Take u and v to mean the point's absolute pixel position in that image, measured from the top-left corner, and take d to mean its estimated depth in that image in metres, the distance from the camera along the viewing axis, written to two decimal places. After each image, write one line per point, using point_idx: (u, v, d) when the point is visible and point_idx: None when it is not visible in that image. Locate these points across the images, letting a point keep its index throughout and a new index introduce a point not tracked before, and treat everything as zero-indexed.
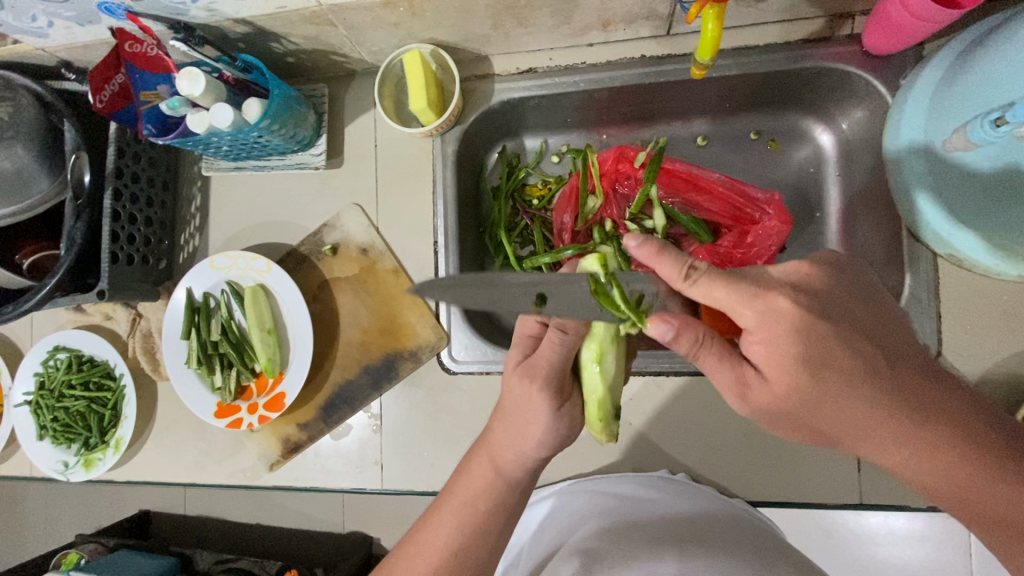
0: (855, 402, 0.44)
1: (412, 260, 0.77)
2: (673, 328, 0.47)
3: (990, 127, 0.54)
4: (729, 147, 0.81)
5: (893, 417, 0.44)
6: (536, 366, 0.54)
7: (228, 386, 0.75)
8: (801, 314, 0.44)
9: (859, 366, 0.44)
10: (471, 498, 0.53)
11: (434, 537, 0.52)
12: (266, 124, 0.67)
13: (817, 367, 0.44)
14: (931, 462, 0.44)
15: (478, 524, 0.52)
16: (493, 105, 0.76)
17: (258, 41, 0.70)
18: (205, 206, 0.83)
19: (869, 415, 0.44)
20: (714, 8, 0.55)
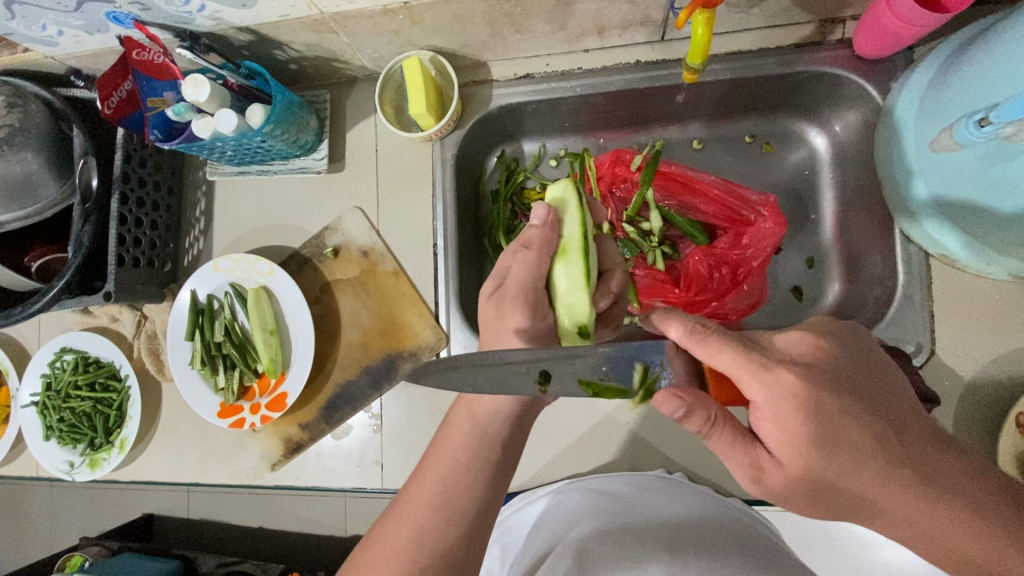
0: (867, 463, 0.44)
1: (411, 262, 0.78)
2: (685, 405, 0.46)
3: (975, 127, 0.51)
4: (725, 151, 0.82)
5: (907, 486, 0.44)
6: (506, 294, 0.56)
7: (231, 387, 0.77)
8: (806, 391, 0.44)
9: (872, 445, 0.44)
10: (458, 449, 0.54)
11: (424, 496, 0.52)
12: (269, 129, 0.69)
13: (827, 444, 0.44)
14: (938, 525, 0.44)
15: (467, 480, 0.53)
16: (491, 110, 0.77)
17: (261, 48, 0.71)
18: (209, 210, 0.84)
19: (880, 485, 0.44)
20: (704, 14, 0.57)
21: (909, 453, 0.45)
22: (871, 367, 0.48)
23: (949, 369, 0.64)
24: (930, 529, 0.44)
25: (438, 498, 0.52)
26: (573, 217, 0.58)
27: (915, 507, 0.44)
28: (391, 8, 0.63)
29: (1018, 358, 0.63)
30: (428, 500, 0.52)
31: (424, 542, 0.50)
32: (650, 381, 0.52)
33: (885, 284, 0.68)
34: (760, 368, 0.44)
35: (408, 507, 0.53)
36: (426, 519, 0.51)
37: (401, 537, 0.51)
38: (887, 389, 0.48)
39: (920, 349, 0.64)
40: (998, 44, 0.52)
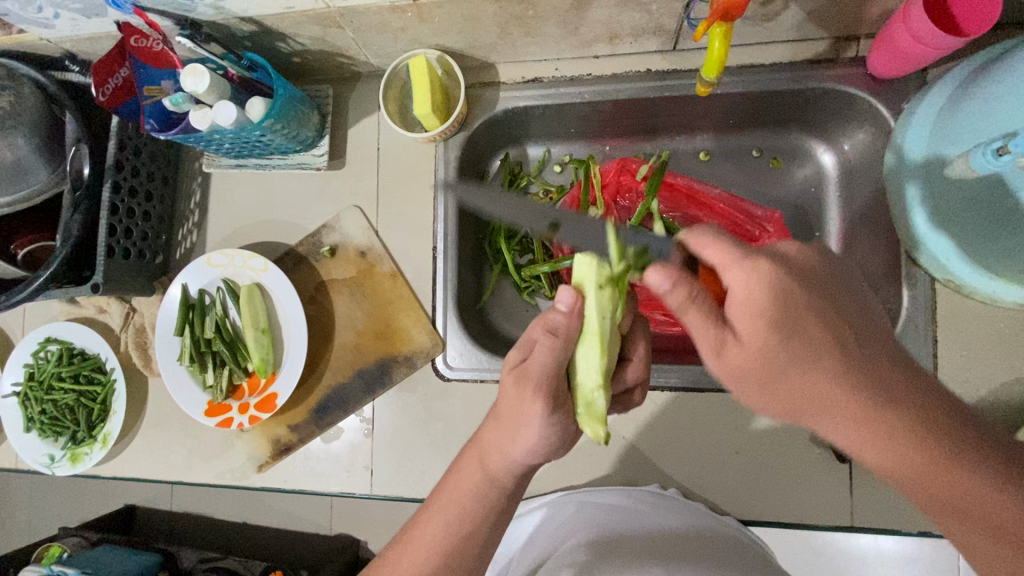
0: (824, 369, 0.43)
1: (411, 264, 0.77)
2: (672, 278, 0.43)
3: (992, 155, 0.50)
4: (731, 165, 0.81)
5: (860, 397, 0.42)
6: (528, 373, 0.52)
7: (220, 384, 0.75)
8: (780, 276, 0.43)
9: (835, 347, 0.43)
10: (466, 498, 0.53)
11: (429, 534, 0.53)
12: (268, 124, 0.67)
13: (789, 333, 0.43)
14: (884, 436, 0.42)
15: (465, 522, 0.53)
16: (497, 112, 0.76)
17: (264, 40, 0.70)
18: (204, 203, 0.82)
19: (834, 388, 0.43)
20: (721, 27, 0.54)
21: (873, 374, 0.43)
22: (849, 279, 0.48)
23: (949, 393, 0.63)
24: (880, 445, 0.43)
25: (439, 533, 0.53)
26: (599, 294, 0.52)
27: (864, 425, 0.42)
28: (399, 5, 0.62)
29: (1019, 386, 0.62)
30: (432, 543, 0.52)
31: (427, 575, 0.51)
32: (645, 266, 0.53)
33: (889, 306, 0.67)
34: (742, 256, 0.44)
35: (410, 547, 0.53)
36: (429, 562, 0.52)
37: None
38: (866, 310, 0.46)
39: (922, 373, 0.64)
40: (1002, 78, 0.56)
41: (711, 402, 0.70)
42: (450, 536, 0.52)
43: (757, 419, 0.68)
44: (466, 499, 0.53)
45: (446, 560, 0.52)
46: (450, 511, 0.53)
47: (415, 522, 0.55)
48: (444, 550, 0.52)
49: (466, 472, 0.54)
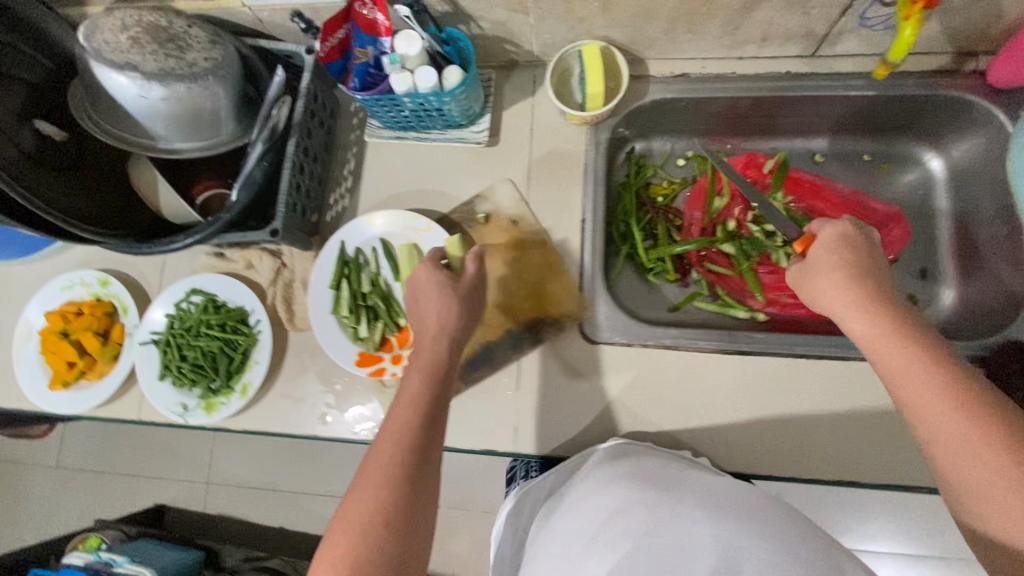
0: (868, 321, 0.57)
1: (559, 234, 0.81)
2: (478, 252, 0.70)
3: None
4: (842, 167, 0.90)
5: (948, 393, 0.51)
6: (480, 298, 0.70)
7: (373, 337, 0.78)
8: (850, 243, 0.63)
9: (895, 322, 0.56)
10: (400, 436, 0.58)
11: (375, 465, 0.56)
12: (459, 91, 0.73)
13: (862, 287, 0.59)
14: (928, 409, 0.51)
15: (400, 448, 0.57)
16: (645, 103, 0.84)
17: (451, 21, 0.77)
18: (358, 170, 0.87)
19: (892, 344, 0.55)
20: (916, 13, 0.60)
21: (966, 385, 0.51)
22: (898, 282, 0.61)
23: None
24: (925, 416, 0.51)
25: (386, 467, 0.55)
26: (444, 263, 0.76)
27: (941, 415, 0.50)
28: None
29: None
30: (373, 478, 0.55)
31: (361, 523, 0.53)
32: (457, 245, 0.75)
33: (1013, 291, 0.74)
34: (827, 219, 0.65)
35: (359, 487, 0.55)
36: (382, 500, 0.54)
37: (365, 499, 0.54)
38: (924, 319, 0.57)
39: None
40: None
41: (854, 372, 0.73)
42: (391, 473, 0.55)
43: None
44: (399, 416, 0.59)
45: (395, 494, 0.54)
46: (410, 447, 0.57)
47: (370, 453, 0.57)
48: (395, 483, 0.55)
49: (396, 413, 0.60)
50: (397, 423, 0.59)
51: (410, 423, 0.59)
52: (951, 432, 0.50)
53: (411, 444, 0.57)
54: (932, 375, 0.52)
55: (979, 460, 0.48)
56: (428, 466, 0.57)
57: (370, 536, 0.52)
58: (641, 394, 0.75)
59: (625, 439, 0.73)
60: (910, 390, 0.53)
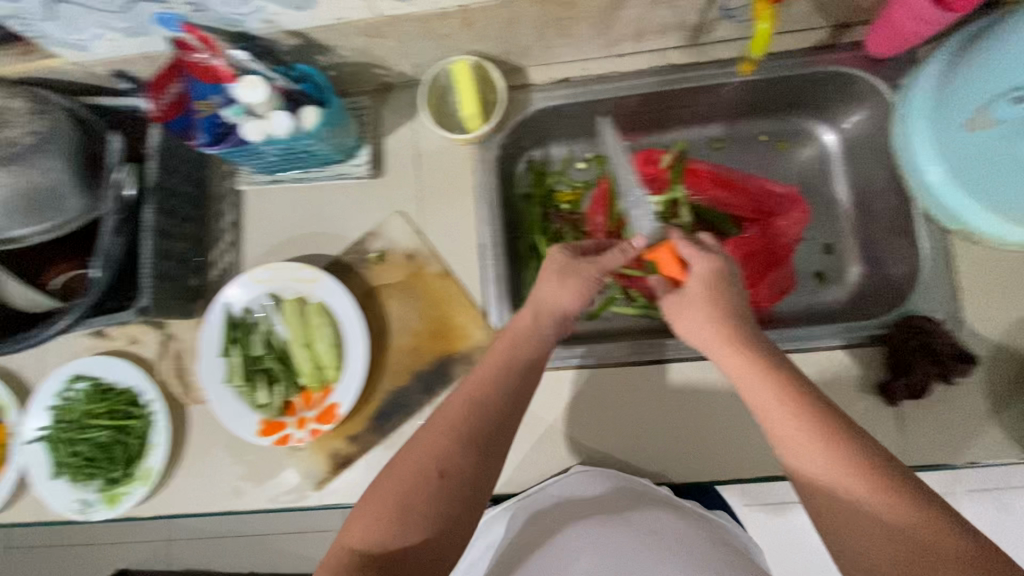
0: (721, 333, 0.58)
1: (458, 263, 0.77)
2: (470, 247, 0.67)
3: None
4: (743, 150, 0.88)
5: (803, 417, 0.50)
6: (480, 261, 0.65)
7: (274, 402, 0.74)
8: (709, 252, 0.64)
9: (744, 334, 0.57)
10: (458, 428, 0.55)
11: (411, 461, 0.53)
12: (321, 133, 0.68)
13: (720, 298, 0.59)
14: (786, 418, 0.50)
15: (450, 446, 0.54)
16: (531, 113, 0.80)
17: (305, 54, 0.71)
18: (238, 222, 0.81)
19: (745, 355, 0.55)
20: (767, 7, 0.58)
21: (821, 410, 0.50)
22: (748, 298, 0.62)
23: (978, 332, 0.70)
24: (779, 424, 0.51)
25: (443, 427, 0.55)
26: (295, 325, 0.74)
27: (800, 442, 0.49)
28: (448, 10, 0.65)
29: None
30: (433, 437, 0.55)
31: (411, 477, 0.52)
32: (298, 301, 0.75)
33: (905, 263, 0.75)
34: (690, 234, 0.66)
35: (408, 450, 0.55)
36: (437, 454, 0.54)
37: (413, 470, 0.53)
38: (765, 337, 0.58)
39: (946, 318, 0.70)
40: (1017, 34, 0.60)
41: None
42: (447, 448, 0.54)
43: (812, 375, 0.72)
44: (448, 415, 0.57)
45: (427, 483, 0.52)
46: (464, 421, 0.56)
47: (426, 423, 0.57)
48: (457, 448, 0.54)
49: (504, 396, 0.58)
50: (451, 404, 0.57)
51: (495, 400, 0.58)
52: (804, 439, 0.49)
53: (469, 423, 0.56)
54: (785, 404, 0.51)
55: (832, 463, 0.47)
56: (498, 448, 0.56)
57: (422, 490, 0.52)
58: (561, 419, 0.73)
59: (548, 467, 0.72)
60: (764, 401, 0.52)
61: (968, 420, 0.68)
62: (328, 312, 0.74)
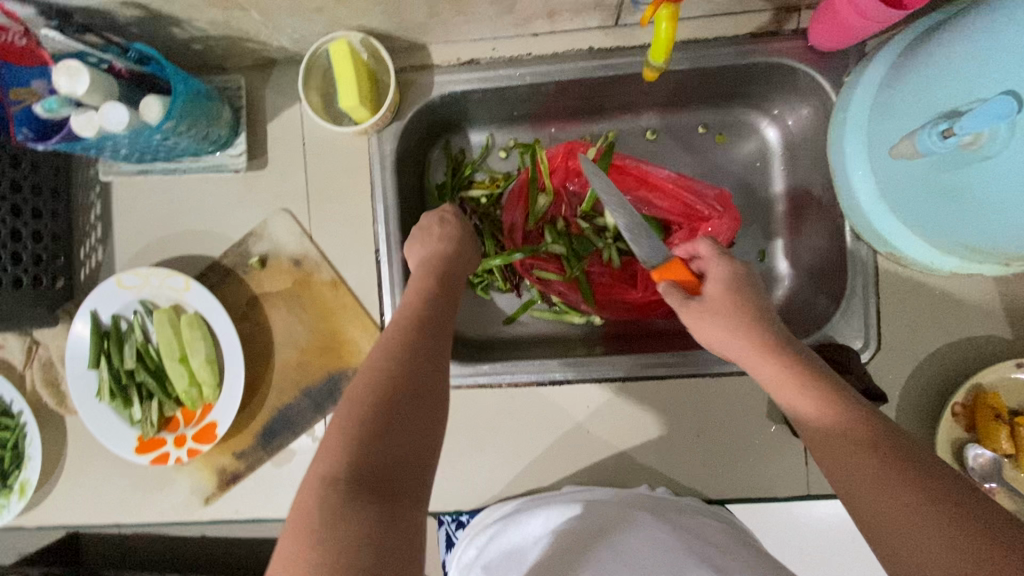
0: (746, 343, 0.53)
1: (352, 269, 0.70)
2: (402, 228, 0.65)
3: (938, 137, 0.49)
4: (678, 142, 0.79)
5: (840, 427, 0.44)
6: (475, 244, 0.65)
7: (150, 418, 0.68)
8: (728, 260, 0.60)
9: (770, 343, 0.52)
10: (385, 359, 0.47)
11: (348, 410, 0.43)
12: (171, 126, 0.58)
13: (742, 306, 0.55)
14: (829, 430, 0.45)
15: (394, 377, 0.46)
16: (433, 99, 0.70)
17: (156, 26, 0.60)
18: (107, 215, 0.72)
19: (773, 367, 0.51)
20: (667, 8, 0.49)
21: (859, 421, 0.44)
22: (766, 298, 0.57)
23: (895, 362, 0.66)
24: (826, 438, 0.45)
25: (342, 430, 0.42)
26: (166, 337, 0.67)
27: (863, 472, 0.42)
28: None
29: (952, 350, 0.66)
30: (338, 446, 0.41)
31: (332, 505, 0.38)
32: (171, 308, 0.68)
33: (836, 281, 0.70)
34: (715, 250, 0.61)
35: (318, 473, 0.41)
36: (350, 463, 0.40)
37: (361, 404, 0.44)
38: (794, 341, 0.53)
39: (865, 345, 0.66)
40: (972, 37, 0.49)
41: (673, 387, 0.69)
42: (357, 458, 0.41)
43: (723, 398, 0.69)
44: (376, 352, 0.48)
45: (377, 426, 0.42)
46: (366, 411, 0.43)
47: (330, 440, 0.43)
48: (365, 447, 0.41)
49: (423, 378, 0.47)
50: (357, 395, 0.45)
51: (413, 352, 0.48)
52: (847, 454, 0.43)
53: (392, 377, 0.46)
54: (829, 417, 0.45)
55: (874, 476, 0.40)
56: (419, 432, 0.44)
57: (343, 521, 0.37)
58: (460, 438, 0.70)
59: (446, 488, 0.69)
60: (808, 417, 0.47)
61: None
62: (204, 324, 0.67)
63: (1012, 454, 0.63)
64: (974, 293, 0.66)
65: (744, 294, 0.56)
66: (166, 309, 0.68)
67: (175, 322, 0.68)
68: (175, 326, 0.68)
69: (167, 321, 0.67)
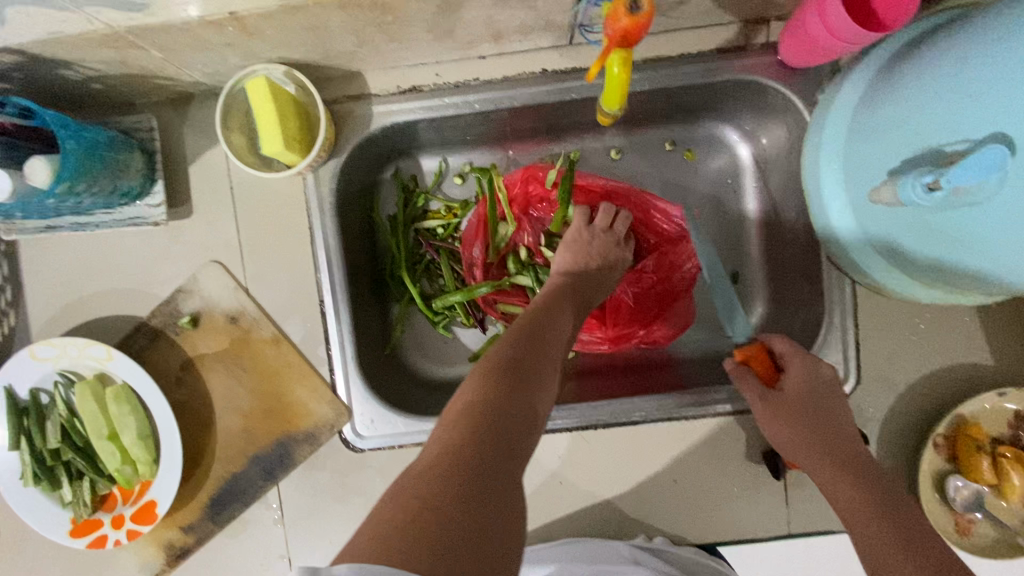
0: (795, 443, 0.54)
1: (295, 323, 0.64)
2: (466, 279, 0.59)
3: (923, 191, 0.43)
4: (645, 160, 0.74)
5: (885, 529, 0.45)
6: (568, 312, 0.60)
7: (82, 499, 0.62)
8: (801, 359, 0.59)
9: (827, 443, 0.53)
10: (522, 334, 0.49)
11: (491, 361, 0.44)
12: (65, 189, 0.51)
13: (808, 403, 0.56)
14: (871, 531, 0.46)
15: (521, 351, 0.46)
16: (372, 131, 0.64)
17: (40, 70, 0.52)
18: (15, 276, 0.65)
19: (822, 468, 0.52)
20: (619, 52, 0.46)
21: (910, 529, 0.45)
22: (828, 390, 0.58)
23: (876, 394, 0.63)
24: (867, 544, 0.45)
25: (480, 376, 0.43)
26: (91, 412, 0.61)
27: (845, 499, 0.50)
28: (213, 19, 0.47)
29: (934, 379, 0.63)
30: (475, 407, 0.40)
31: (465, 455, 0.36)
32: (95, 379, 0.62)
33: (812, 309, 0.66)
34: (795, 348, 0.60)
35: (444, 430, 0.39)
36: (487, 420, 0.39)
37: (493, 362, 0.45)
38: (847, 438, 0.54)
39: (847, 379, 0.62)
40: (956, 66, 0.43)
41: (647, 431, 0.65)
42: (490, 409, 0.40)
43: (700, 440, 0.65)
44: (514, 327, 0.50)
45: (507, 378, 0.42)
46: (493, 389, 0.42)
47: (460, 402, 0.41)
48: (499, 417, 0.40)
49: (544, 372, 0.47)
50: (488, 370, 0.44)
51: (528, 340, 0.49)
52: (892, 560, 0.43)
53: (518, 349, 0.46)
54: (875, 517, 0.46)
55: None
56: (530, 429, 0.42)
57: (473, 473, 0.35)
58: None
59: None
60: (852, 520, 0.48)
61: None
62: (134, 395, 0.61)
63: (995, 484, 0.61)
64: (955, 319, 0.63)
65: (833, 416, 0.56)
66: (89, 381, 0.61)
67: (100, 396, 0.61)
68: (101, 400, 0.61)
69: (91, 394, 0.61)
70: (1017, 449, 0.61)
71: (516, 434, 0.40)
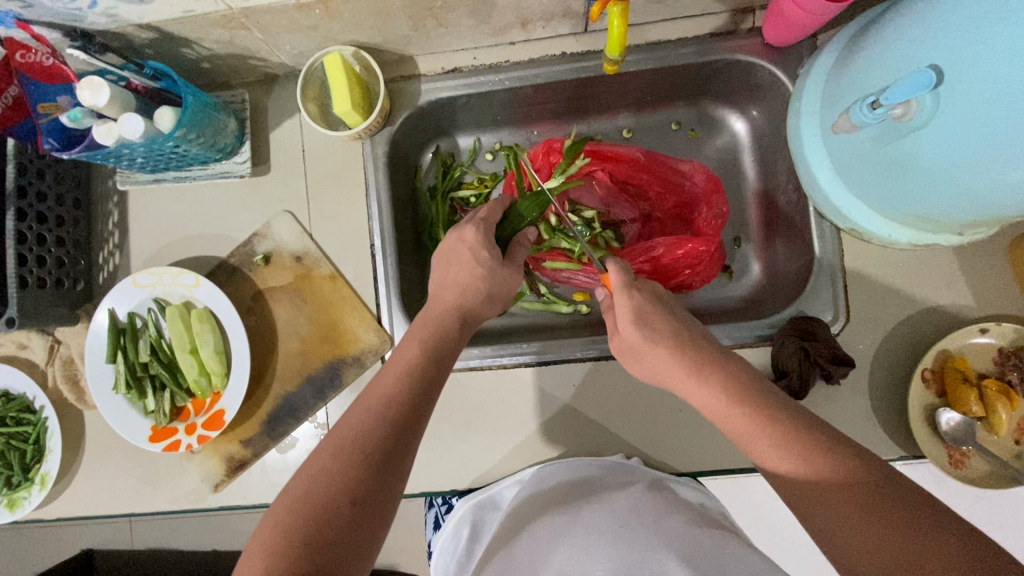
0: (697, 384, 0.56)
1: (349, 263, 0.75)
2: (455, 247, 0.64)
3: (868, 110, 0.52)
4: (654, 139, 0.85)
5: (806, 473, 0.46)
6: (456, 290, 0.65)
7: (162, 408, 0.72)
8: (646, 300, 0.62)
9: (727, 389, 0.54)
10: (347, 445, 0.51)
11: (296, 501, 0.47)
12: (182, 134, 0.65)
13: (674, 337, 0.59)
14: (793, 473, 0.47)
15: (352, 472, 0.49)
16: (420, 104, 0.77)
17: (167, 47, 0.67)
18: (124, 222, 0.78)
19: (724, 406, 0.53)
20: (617, 7, 0.58)
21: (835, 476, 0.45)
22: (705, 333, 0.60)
23: (864, 332, 0.69)
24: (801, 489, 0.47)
25: (283, 532, 0.45)
26: (178, 332, 0.72)
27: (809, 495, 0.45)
28: (305, 2, 0.61)
29: (917, 319, 0.69)
30: (322, 464, 0.49)
31: (299, 526, 0.45)
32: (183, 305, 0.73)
33: (802, 259, 0.74)
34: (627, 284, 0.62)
35: (294, 482, 0.49)
36: (337, 484, 0.48)
37: (302, 491, 0.48)
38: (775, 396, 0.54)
39: (835, 320, 0.69)
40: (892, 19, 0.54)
41: None
42: (315, 517, 0.46)
43: None
44: (338, 436, 0.52)
45: (329, 515, 0.46)
46: (365, 427, 0.52)
47: (334, 430, 0.53)
48: (359, 466, 0.50)
49: (394, 452, 0.52)
50: (362, 409, 0.54)
51: (365, 440, 0.51)
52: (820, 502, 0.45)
53: (353, 462, 0.50)
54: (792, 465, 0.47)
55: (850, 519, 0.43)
56: (394, 480, 0.51)
57: (330, 513, 0.46)
58: (452, 421, 0.74)
59: (442, 467, 0.73)
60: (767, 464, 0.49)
61: (852, 417, 0.68)
62: (214, 318, 0.72)
63: (983, 416, 0.66)
64: (935, 264, 0.69)
65: (675, 324, 0.59)
66: (178, 307, 0.73)
67: (186, 318, 0.72)
68: (187, 322, 0.72)
69: (179, 317, 0.72)
70: (1002, 383, 0.66)
71: (357, 530, 0.47)
